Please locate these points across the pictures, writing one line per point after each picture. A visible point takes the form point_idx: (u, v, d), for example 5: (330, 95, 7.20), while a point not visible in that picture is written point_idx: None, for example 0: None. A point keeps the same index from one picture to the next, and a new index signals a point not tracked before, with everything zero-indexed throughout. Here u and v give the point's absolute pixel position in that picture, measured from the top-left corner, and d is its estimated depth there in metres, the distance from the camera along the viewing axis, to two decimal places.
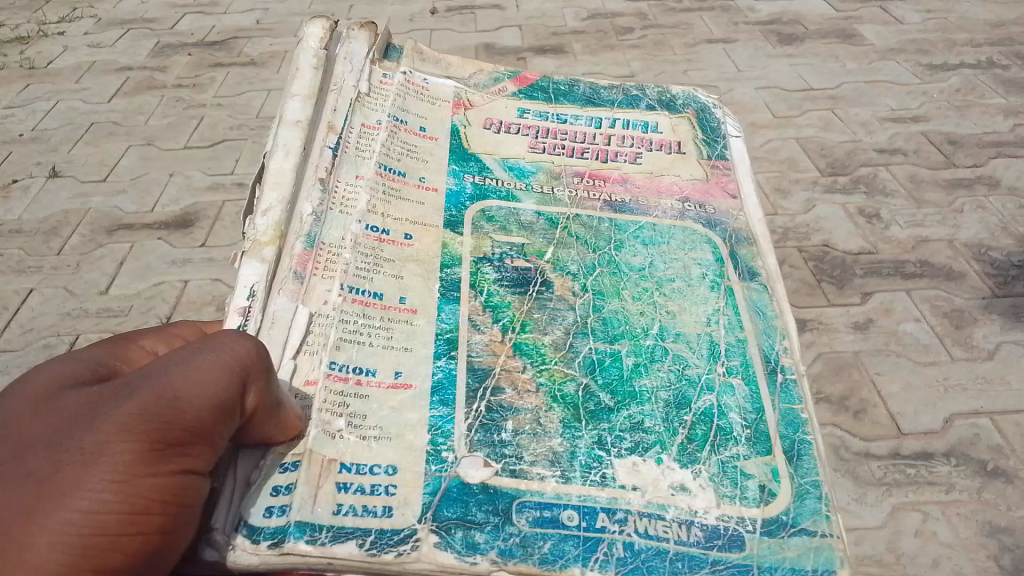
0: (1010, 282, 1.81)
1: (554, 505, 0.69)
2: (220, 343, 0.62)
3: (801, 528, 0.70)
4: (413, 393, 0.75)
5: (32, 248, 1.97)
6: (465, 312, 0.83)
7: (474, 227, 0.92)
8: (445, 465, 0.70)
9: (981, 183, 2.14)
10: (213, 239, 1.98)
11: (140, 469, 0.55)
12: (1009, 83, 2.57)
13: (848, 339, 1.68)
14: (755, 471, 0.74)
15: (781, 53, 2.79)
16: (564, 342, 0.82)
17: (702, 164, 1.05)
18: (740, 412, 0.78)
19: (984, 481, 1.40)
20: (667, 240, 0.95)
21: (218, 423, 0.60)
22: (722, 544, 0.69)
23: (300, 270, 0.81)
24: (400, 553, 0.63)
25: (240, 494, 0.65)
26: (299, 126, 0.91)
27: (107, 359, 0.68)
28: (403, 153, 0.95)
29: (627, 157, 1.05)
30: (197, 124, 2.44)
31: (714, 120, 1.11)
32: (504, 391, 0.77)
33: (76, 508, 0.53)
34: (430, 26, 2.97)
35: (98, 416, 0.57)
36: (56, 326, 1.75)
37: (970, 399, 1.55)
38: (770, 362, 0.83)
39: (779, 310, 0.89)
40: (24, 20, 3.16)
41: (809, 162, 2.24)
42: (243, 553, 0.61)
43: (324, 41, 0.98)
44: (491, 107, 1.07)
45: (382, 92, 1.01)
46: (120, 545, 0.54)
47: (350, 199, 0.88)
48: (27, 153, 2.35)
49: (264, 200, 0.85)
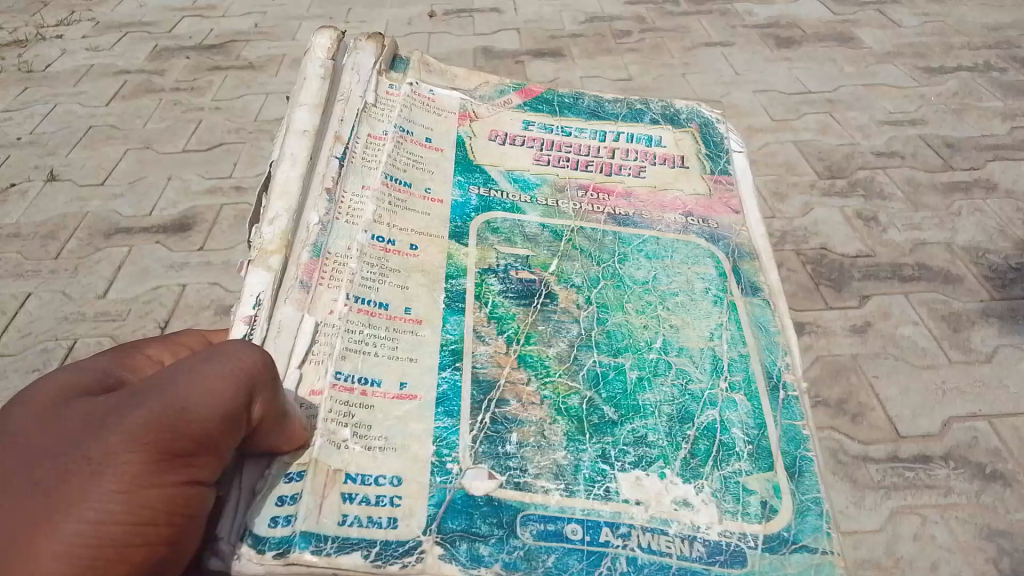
0: (1008, 285, 1.82)
1: (558, 518, 0.69)
2: (228, 354, 0.63)
3: (802, 544, 0.71)
4: (419, 403, 0.75)
5: (30, 252, 1.97)
6: (470, 323, 0.83)
7: (479, 238, 0.92)
8: (450, 476, 0.70)
9: (978, 186, 2.14)
10: (211, 243, 1.98)
11: (148, 480, 0.55)
12: (1006, 86, 2.58)
13: (846, 342, 1.69)
14: (757, 487, 0.74)
15: (779, 56, 2.80)
16: (568, 355, 0.82)
17: (705, 179, 1.05)
18: (742, 427, 0.79)
19: (982, 484, 1.41)
20: (671, 254, 0.95)
21: (224, 434, 0.60)
22: (724, 560, 0.69)
23: (305, 280, 0.80)
24: (405, 565, 0.63)
25: (245, 503, 0.65)
26: (306, 136, 0.90)
27: (114, 368, 0.69)
28: (409, 164, 0.96)
29: (631, 171, 1.05)
30: (195, 128, 2.44)
31: (717, 135, 1.11)
32: (508, 403, 0.77)
33: (84, 519, 0.53)
34: (428, 29, 2.97)
35: (106, 425, 0.56)
36: (53, 330, 1.75)
37: (968, 403, 1.55)
38: (772, 377, 0.84)
39: (781, 326, 0.89)
40: (22, 23, 3.15)
41: (806, 166, 2.25)
42: (248, 562, 0.61)
43: (331, 52, 0.98)
44: (496, 119, 1.07)
45: (389, 103, 1.01)
46: (128, 556, 0.54)
47: (356, 209, 0.88)
48: (24, 156, 2.34)
49: (271, 209, 0.85)
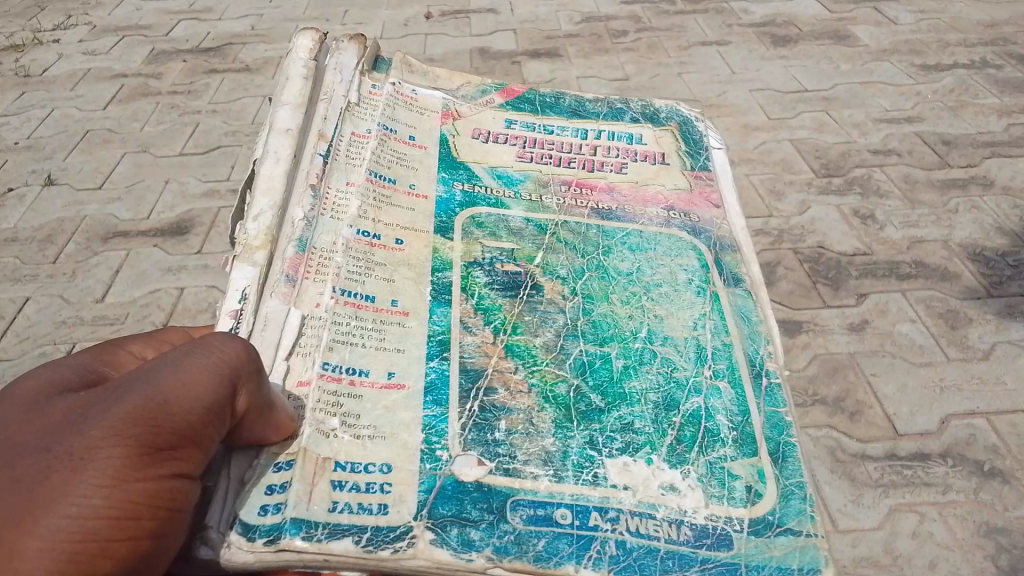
0: (1005, 282, 1.81)
1: (547, 503, 0.69)
2: (210, 347, 0.63)
3: (787, 528, 0.70)
4: (406, 393, 0.75)
5: (28, 257, 1.97)
6: (457, 314, 0.83)
7: (464, 232, 0.92)
8: (440, 463, 0.70)
9: (975, 183, 2.14)
10: (209, 246, 1.98)
11: (130, 474, 0.55)
12: (1002, 83, 2.58)
13: (843, 340, 1.68)
14: (742, 472, 0.74)
15: (776, 54, 2.80)
16: (554, 344, 0.82)
17: (686, 175, 1.05)
18: (727, 414, 0.79)
19: (980, 481, 1.41)
20: (654, 246, 0.95)
21: (207, 426, 0.60)
22: (710, 543, 0.69)
23: (291, 274, 0.80)
24: (396, 550, 0.63)
25: (233, 493, 0.65)
26: (289, 133, 0.91)
27: (94, 365, 0.69)
28: (392, 161, 0.96)
29: (613, 167, 1.06)
30: (192, 131, 2.44)
31: (697, 133, 1.12)
32: (496, 391, 0.77)
33: (65, 514, 0.52)
34: (424, 30, 2.98)
35: (87, 421, 0.56)
36: (51, 334, 1.75)
37: (965, 400, 1.55)
38: (755, 366, 0.83)
39: (762, 317, 0.89)
40: (19, 28, 3.16)
41: (803, 164, 2.24)
42: (238, 550, 0.61)
43: (313, 52, 0.98)
44: (479, 118, 1.08)
45: (372, 102, 1.01)
46: (110, 550, 0.53)
47: (342, 205, 0.88)
48: (22, 161, 2.34)
49: (257, 205, 0.85)
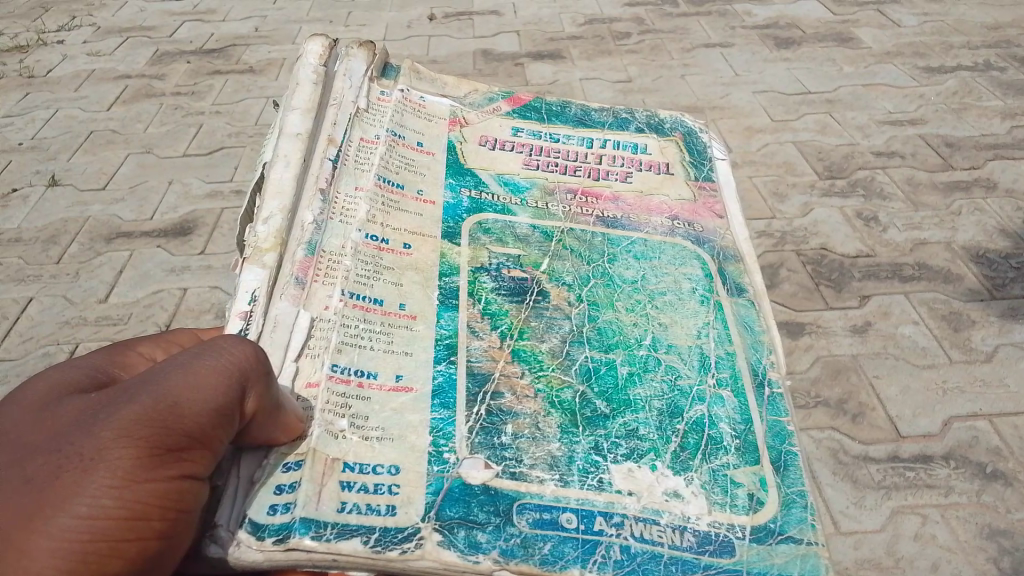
0: (1008, 284, 1.81)
1: (553, 507, 0.69)
2: (220, 349, 0.64)
3: (788, 536, 0.71)
4: (414, 396, 0.76)
5: (32, 257, 1.98)
6: (464, 319, 0.84)
7: (471, 238, 0.93)
8: (447, 466, 0.71)
9: (979, 185, 2.14)
10: (212, 247, 1.99)
11: (140, 474, 0.55)
12: (1005, 85, 2.58)
13: (846, 343, 1.68)
14: (744, 480, 0.75)
15: (779, 56, 2.80)
16: (560, 350, 0.83)
17: (689, 185, 1.06)
18: (729, 423, 0.79)
19: (983, 484, 1.41)
20: (658, 255, 0.96)
21: (217, 427, 0.61)
22: (713, 549, 0.69)
23: (301, 276, 0.81)
24: (404, 551, 0.63)
25: (244, 493, 0.65)
26: (299, 138, 0.91)
27: (105, 366, 0.70)
28: (401, 166, 0.97)
29: (618, 176, 1.06)
30: (196, 132, 2.45)
31: (701, 144, 1.12)
32: (503, 395, 0.77)
33: (77, 513, 0.53)
34: (427, 32, 2.98)
35: (97, 422, 0.57)
36: (56, 334, 1.76)
37: (968, 402, 1.55)
38: (757, 375, 0.84)
39: (765, 327, 0.90)
40: (24, 29, 3.17)
41: (806, 166, 2.25)
42: (249, 549, 0.62)
43: (324, 57, 0.98)
44: (485, 125, 1.08)
45: (380, 109, 1.02)
46: (120, 550, 0.54)
47: (350, 209, 0.89)
48: (26, 161, 2.35)
49: (266, 208, 0.86)
